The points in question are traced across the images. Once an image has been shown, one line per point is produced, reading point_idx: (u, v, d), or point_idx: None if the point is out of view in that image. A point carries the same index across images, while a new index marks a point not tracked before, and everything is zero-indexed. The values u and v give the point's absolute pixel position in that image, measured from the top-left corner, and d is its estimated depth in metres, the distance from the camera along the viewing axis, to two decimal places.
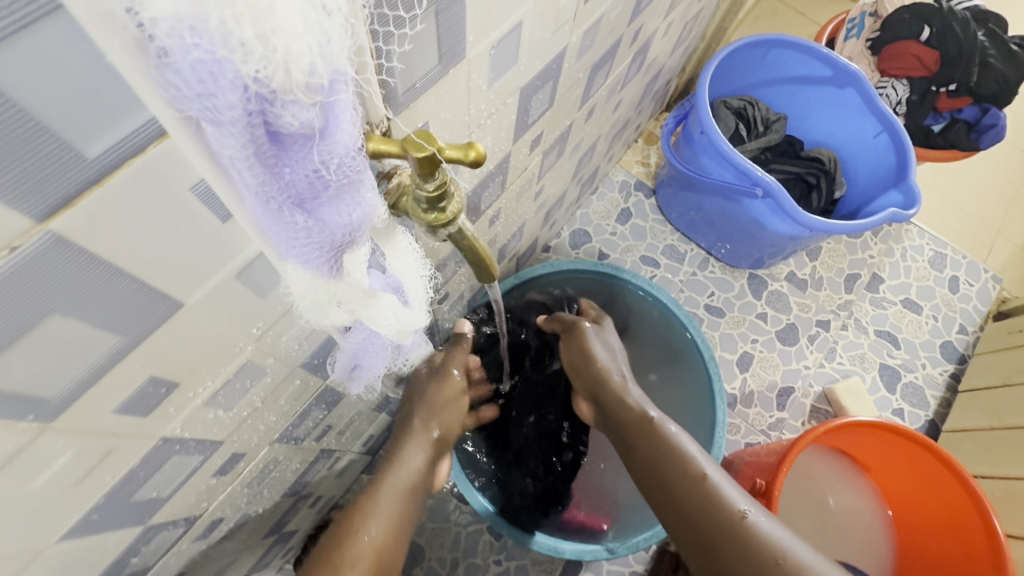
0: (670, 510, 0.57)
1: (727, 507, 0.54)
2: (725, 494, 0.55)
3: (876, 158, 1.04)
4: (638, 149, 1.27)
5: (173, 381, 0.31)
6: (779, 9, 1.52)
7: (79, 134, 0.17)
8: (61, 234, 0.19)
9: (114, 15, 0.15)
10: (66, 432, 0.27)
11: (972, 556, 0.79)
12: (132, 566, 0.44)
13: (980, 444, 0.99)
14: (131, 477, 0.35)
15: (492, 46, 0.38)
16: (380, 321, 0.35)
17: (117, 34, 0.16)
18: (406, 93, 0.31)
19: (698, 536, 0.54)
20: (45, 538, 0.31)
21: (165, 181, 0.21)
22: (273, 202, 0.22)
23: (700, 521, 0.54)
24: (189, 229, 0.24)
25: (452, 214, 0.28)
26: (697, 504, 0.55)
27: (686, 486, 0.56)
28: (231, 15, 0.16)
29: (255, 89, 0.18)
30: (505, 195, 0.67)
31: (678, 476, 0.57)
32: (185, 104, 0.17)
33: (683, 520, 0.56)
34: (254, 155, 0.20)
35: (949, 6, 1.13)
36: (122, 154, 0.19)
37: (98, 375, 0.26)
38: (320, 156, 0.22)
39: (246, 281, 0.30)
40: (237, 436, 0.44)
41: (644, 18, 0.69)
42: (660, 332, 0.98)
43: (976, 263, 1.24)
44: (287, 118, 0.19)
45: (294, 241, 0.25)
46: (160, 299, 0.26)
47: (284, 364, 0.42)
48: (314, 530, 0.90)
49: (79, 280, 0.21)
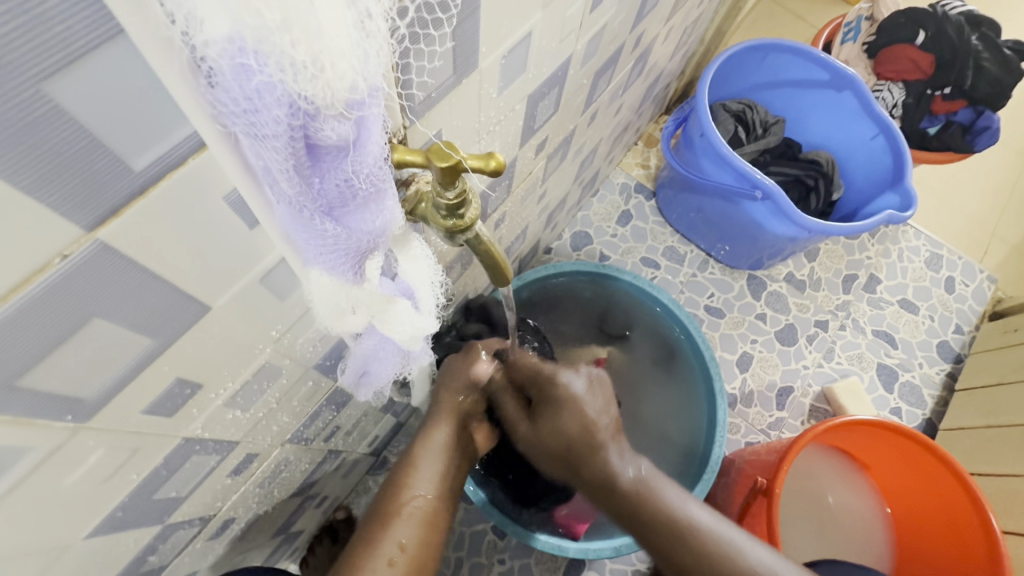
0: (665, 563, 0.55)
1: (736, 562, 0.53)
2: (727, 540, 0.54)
3: (872, 160, 1.05)
4: (638, 151, 1.28)
5: (198, 382, 0.32)
6: (776, 13, 1.54)
7: (128, 149, 0.18)
8: (107, 242, 0.20)
9: (173, 42, 0.16)
10: (98, 431, 0.28)
11: (970, 552, 0.80)
12: (149, 564, 0.45)
13: (976, 442, 1.01)
14: (154, 476, 0.36)
15: (502, 55, 0.39)
16: (395, 326, 0.36)
17: (175, 55, 0.17)
18: (423, 103, 0.32)
19: None
20: (72, 535, 0.32)
21: (202, 192, 0.22)
22: (305, 211, 0.23)
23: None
24: (220, 237, 0.25)
25: (471, 220, 0.29)
26: (698, 567, 0.53)
27: (676, 540, 0.54)
28: (288, 41, 0.17)
29: (299, 106, 0.19)
30: (510, 199, 0.69)
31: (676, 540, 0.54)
32: (231, 120, 0.19)
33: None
34: (293, 167, 0.21)
35: (943, 11, 1.15)
36: (165, 166, 0.20)
37: (131, 376, 0.27)
38: (351, 167, 0.23)
39: (269, 285, 0.31)
40: (252, 437, 0.45)
41: (645, 24, 0.70)
42: (661, 334, 0.99)
43: (972, 263, 1.25)
44: (326, 132, 0.21)
45: (321, 247, 0.26)
46: (190, 302, 0.27)
47: (299, 365, 0.43)
48: (320, 530, 0.91)
49: (119, 284, 0.22)
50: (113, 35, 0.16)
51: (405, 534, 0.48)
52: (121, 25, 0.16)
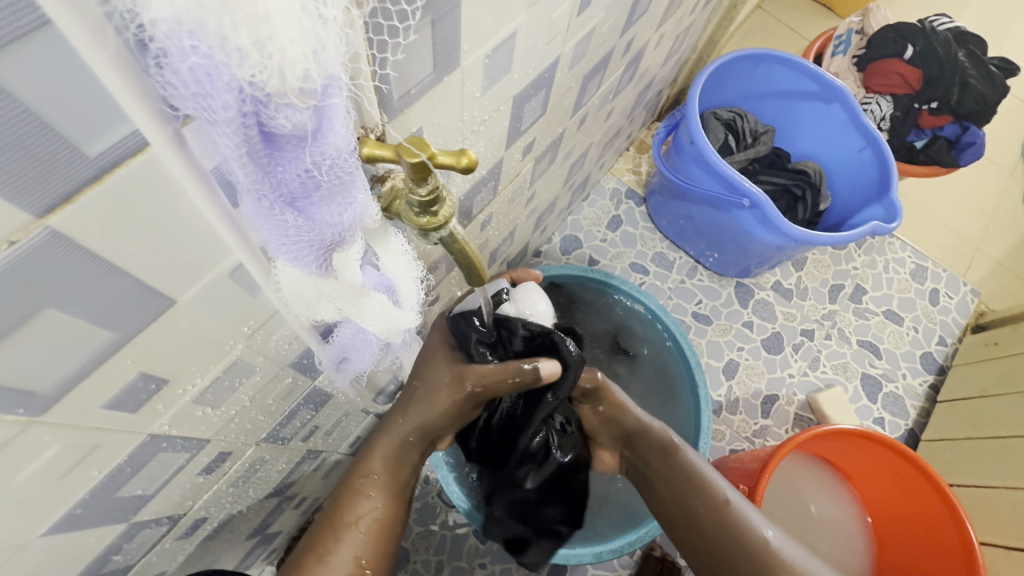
0: (691, 533, 0.62)
1: (749, 532, 0.59)
2: (745, 518, 0.60)
3: (859, 173, 1.06)
4: (629, 157, 1.29)
5: (163, 377, 0.31)
6: (769, 24, 1.55)
7: (81, 132, 0.18)
8: (60, 230, 0.20)
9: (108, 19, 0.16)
10: (55, 425, 0.27)
11: (946, 561, 0.81)
12: (114, 563, 0.44)
13: (956, 455, 1.01)
14: (117, 473, 0.35)
15: (485, 55, 0.38)
16: (369, 318, 0.35)
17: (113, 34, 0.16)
18: (400, 99, 0.32)
19: (721, 562, 0.59)
20: (30, 533, 0.32)
21: (161, 180, 0.22)
22: (264, 200, 0.23)
23: (726, 546, 0.59)
24: (186, 225, 0.24)
25: (444, 218, 0.29)
26: (718, 531, 0.60)
27: (708, 509, 0.61)
28: (229, 23, 0.17)
29: (250, 92, 0.19)
30: (497, 200, 0.68)
31: (715, 521, 0.60)
32: (182, 103, 0.18)
33: (700, 541, 0.61)
34: (247, 154, 0.20)
35: (931, 27, 1.17)
36: (121, 154, 0.20)
37: (89, 370, 0.26)
38: (312, 157, 0.22)
39: (239, 279, 0.30)
40: (224, 435, 0.44)
41: (636, 30, 0.70)
42: (659, 357, 0.98)
43: (955, 276, 1.27)
44: (281, 120, 0.20)
45: (283, 238, 0.25)
46: (154, 294, 0.26)
47: (274, 363, 0.42)
48: (299, 531, 0.90)
49: (75, 275, 0.22)
50: (42, 23, 0.15)
51: (353, 545, 0.51)
52: (46, 13, 0.15)
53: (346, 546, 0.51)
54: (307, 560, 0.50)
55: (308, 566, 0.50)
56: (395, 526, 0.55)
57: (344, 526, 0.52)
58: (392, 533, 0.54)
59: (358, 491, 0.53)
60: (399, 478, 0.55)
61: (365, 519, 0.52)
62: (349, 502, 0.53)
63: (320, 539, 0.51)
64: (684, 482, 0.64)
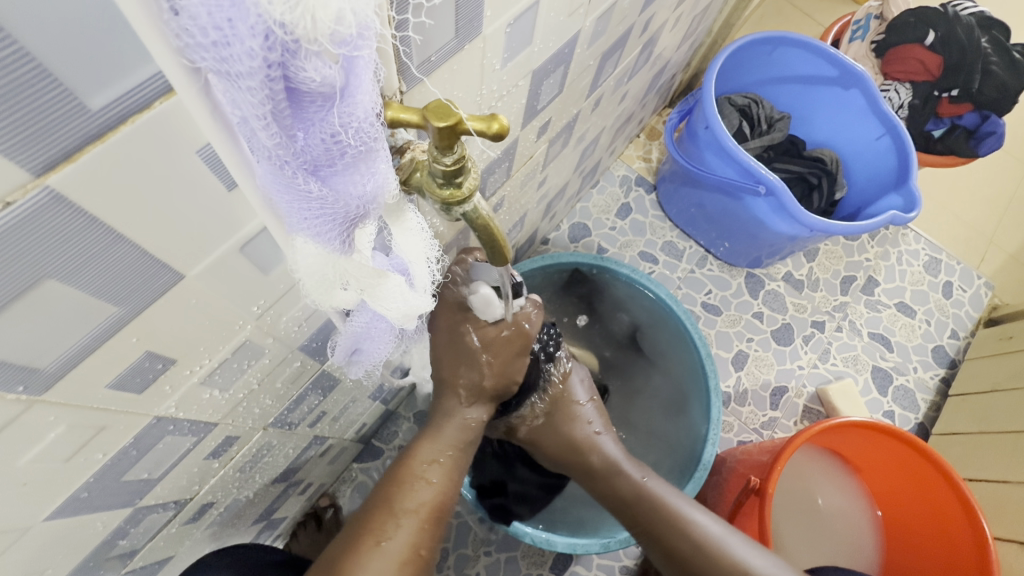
0: None
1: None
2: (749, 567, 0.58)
3: (877, 162, 1.04)
4: (639, 144, 1.27)
5: (170, 357, 0.30)
6: (784, 9, 1.52)
7: (85, 81, 0.16)
8: (60, 191, 0.18)
9: None
10: (57, 405, 0.26)
11: (958, 553, 0.80)
12: (119, 548, 0.44)
13: (969, 448, 1.00)
14: (122, 457, 0.33)
15: (508, 23, 0.36)
16: (387, 302, 0.33)
17: None
18: (420, 66, 0.30)
19: None
20: (34, 516, 0.31)
21: (169, 143, 0.20)
22: (287, 167, 0.21)
23: None
24: (196, 194, 0.23)
25: (468, 190, 0.27)
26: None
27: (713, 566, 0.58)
28: None
29: (277, 37, 0.17)
30: (510, 183, 0.66)
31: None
32: (199, 53, 0.16)
33: None
34: (271, 114, 0.19)
35: (954, 11, 1.13)
36: (126, 108, 0.18)
37: (95, 345, 0.25)
38: (339, 119, 0.21)
39: (249, 255, 0.29)
40: (231, 419, 0.43)
41: (655, 8, 0.67)
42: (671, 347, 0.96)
43: (969, 269, 1.25)
44: (308, 73, 0.18)
45: (305, 210, 0.24)
46: (161, 268, 0.24)
47: (283, 346, 0.40)
48: (304, 516, 0.89)
49: (77, 243, 0.20)
50: None
51: (411, 532, 0.47)
52: None
53: (400, 535, 0.47)
54: (364, 543, 0.46)
55: (364, 548, 0.45)
56: (447, 515, 0.51)
57: (406, 510, 0.48)
58: (444, 523, 0.51)
59: (416, 475, 0.51)
60: (461, 465, 0.54)
61: (425, 506, 0.49)
62: (408, 486, 0.50)
63: (380, 513, 0.47)
64: (669, 528, 0.61)
